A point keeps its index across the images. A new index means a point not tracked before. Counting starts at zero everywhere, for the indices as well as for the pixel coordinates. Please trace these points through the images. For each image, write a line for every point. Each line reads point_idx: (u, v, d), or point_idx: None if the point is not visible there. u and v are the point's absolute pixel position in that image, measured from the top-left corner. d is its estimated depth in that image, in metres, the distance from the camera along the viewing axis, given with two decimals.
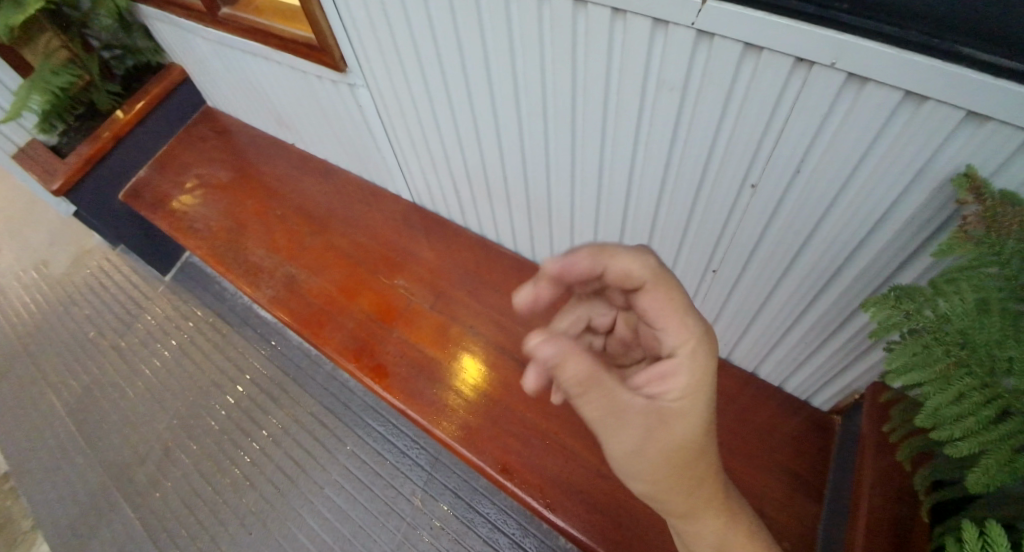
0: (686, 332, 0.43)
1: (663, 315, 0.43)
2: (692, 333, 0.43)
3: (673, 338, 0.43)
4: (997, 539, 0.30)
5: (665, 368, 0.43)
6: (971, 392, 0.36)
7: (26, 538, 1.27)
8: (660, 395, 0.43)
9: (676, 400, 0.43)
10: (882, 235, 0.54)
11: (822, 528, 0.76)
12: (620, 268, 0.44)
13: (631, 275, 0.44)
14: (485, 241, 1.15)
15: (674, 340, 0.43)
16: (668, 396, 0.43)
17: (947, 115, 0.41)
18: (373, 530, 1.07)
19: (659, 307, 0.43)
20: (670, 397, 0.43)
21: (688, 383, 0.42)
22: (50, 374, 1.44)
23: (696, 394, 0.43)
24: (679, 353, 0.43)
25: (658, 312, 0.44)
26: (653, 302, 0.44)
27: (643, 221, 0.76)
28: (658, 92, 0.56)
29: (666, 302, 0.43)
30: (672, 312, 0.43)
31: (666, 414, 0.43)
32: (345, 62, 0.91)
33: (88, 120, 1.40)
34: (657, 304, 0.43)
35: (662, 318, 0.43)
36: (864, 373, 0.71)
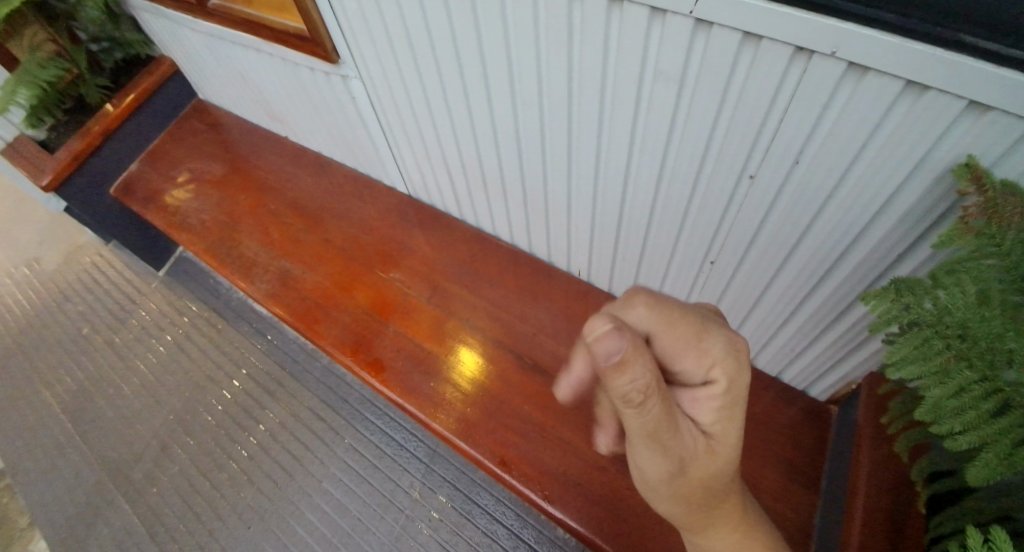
0: (710, 359, 0.40)
1: (681, 350, 0.40)
2: (716, 358, 0.40)
3: (695, 370, 0.41)
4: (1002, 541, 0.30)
5: (701, 396, 0.41)
6: (971, 386, 0.36)
7: (24, 535, 1.27)
8: (698, 421, 0.42)
9: (716, 423, 0.42)
10: (880, 226, 0.53)
11: (818, 517, 0.77)
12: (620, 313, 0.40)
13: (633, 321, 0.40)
14: (481, 233, 1.14)
15: (699, 371, 0.41)
16: (705, 421, 0.42)
17: (948, 104, 0.41)
18: (372, 524, 1.07)
19: (674, 342, 0.40)
20: (708, 421, 0.42)
21: (724, 407, 0.41)
22: (44, 372, 1.43)
23: (731, 413, 0.42)
24: (713, 381, 0.40)
25: (677, 347, 0.40)
26: (668, 340, 0.40)
27: (640, 213, 0.76)
28: (656, 82, 0.55)
29: (683, 336, 0.40)
30: (691, 344, 0.40)
31: (710, 441, 0.42)
32: (338, 53, 0.90)
33: (76, 114, 1.38)
34: (671, 339, 0.40)
35: (680, 353, 0.40)
36: (860, 363, 0.71)
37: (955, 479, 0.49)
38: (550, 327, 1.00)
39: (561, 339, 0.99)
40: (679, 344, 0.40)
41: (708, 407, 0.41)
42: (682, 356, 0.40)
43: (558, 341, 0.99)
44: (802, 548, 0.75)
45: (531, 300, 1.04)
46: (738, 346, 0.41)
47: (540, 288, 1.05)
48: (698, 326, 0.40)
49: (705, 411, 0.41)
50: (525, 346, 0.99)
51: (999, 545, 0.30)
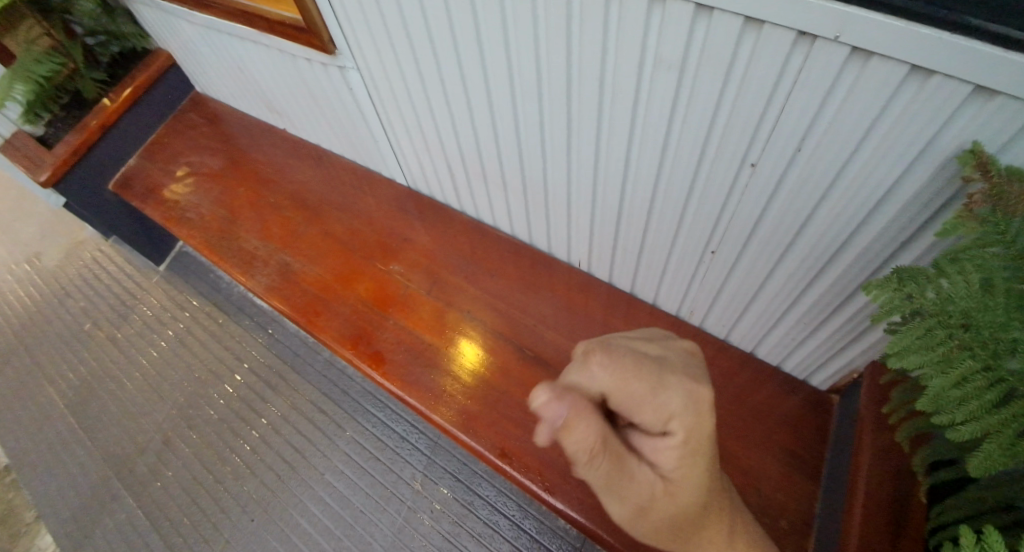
0: (669, 410, 0.36)
1: (637, 404, 0.36)
2: (676, 410, 0.36)
3: (651, 422, 0.37)
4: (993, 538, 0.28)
5: (661, 445, 0.38)
6: (974, 376, 0.36)
7: (31, 530, 1.28)
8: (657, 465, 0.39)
9: (677, 471, 0.38)
10: (883, 215, 0.53)
11: (818, 506, 0.77)
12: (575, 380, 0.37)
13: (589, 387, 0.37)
14: (481, 225, 1.14)
15: (656, 422, 0.37)
16: (667, 466, 0.38)
17: (953, 90, 0.40)
18: (374, 515, 1.08)
19: (626, 401, 0.36)
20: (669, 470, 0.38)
21: (685, 457, 0.38)
22: (47, 367, 1.44)
23: (694, 460, 0.38)
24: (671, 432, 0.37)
25: (634, 404, 0.36)
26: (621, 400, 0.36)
27: (641, 203, 0.75)
28: (656, 70, 0.55)
29: (637, 394, 0.36)
30: (646, 397, 0.36)
31: (671, 484, 0.39)
32: (335, 44, 0.89)
33: (74, 109, 1.37)
34: (624, 395, 0.36)
35: (638, 408, 0.36)
36: (862, 353, 0.71)
37: (956, 469, 0.49)
38: (550, 318, 1.00)
39: (562, 330, 0.99)
40: (633, 398, 0.36)
41: (668, 454, 0.38)
42: (639, 409, 0.36)
43: (559, 332, 0.98)
44: (802, 537, 0.76)
45: (530, 292, 1.04)
46: (698, 399, 0.37)
47: (540, 280, 1.05)
48: (653, 379, 0.36)
49: (667, 460, 0.38)
50: (525, 338, 0.99)
51: (992, 544, 0.28)
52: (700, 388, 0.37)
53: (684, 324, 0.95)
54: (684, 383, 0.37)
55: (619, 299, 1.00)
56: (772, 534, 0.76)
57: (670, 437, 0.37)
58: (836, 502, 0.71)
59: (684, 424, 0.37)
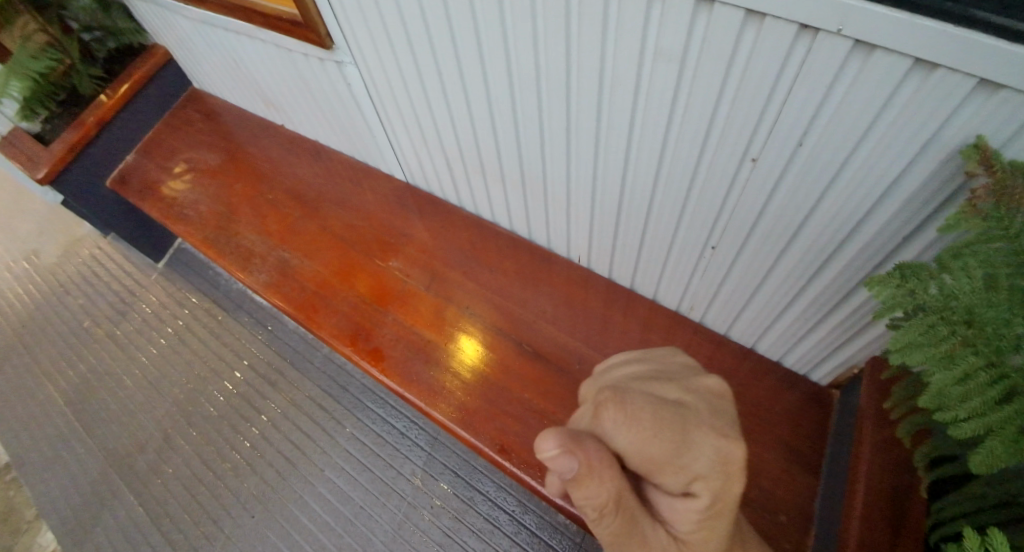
0: (693, 470, 0.39)
1: (662, 464, 0.38)
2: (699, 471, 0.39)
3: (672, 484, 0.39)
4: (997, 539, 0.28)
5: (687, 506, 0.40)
6: (976, 372, 0.35)
7: (32, 527, 1.28)
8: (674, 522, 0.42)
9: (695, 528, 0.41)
10: (886, 209, 0.53)
11: (818, 500, 0.77)
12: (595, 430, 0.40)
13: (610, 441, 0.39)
14: (480, 220, 1.13)
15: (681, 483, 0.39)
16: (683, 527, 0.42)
17: (958, 83, 0.39)
18: (374, 510, 1.08)
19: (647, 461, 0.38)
20: (686, 526, 0.41)
21: (703, 518, 0.40)
22: (46, 365, 1.44)
23: (713, 522, 0.41)
24: (696, 492, 0.39)
25: (654, 464, 0.38)
26: (642, 460, 0.38)
27: (641, 198, 0.75)
28: (656, 63, 0.54)
29: (658, 455, 0.38)
30: (672, 462, 0.38)
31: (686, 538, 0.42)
32: (332, 38, 0.88)
33: (70, 106, 1.36)
34: (645, 456, 0.38)
35: (660, 470, 0.39)
36: (862, 347, 0.71)
37: (957, 465, 0.49)
38: (550, 313, 1.00)
39: (562, 325, 0.98)
40: (662, 452, 0.38)
41: (684, 516, 0.41)
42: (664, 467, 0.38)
43: (559, 328, 0.98)
44: (802, 532, 0.76)
45: (529, 287, 1.03)
46: (724, 458, 0.39)
47: (539, 275, 1.05)
48: (678, 440, 0.38)
49: (686, 519, 0.41)
50: (525, 334, 0.98)
51: (997, 546, 0.27)
52: (729, 448, 0.39)
53: (684, 319, 0.95)
54: (716, 444, 0.39)
55: (619, 294, 1.00)
56: (771, 529, 0.76)
57: (693, 499, 0.40)
58: (836, 497, 0.71)
59: (707, 481, 0.39)
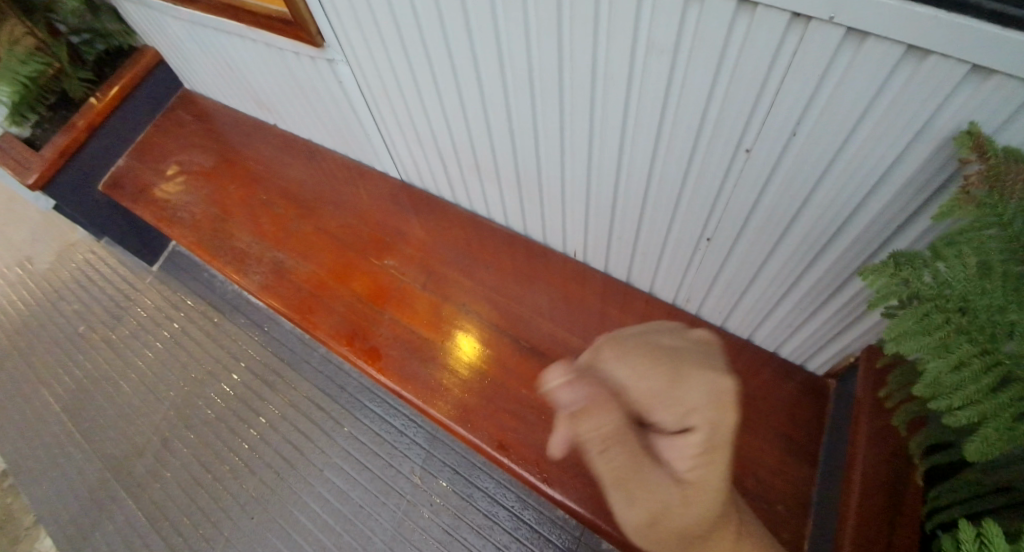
0: (691, 406, 0.34)
1: (652, 388, 0.34)
2: (691, 397, 0.34)
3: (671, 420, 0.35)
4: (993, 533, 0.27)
5: (682, 443, 0.35)
6: (970, 359, 0.35)
7: (31, 534, 1.28)
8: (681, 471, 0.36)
9: (694, 469, 0.36)
10: (880, 198, 0.52)
11: (816, 490, 0.77)
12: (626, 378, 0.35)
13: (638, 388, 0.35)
14: (476, 217, 1.13)
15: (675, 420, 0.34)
16: (688, 471, 0.36)
17: (951, 69, 0.39)
18: (374, 509, 1.08)
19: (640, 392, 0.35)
20: (690, 470, 0.36)
21: (706, 456, 0.35)
22: (42, 371, 1.43)
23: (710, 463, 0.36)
24: (692, 428, 0.34)
25: (655, 394, 0.34)
26: (637, 391, 0.35)
27: (635, 191, 0.75)
28: (649, 54, 0.54)
29: (659, 382, 0.34)
30: (664, 384, 0.34)
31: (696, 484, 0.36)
32: (322, 36, 0.87)
33: (60, 109, 1.35)
34: (638, 384, 0.35)
35: (653, 400, 0.34)
36: (859, 337, 0.71)
37: (952, 453, 0.49)
38: (547, 309, 1.00)
39: (559, 321, 0.98)
40: (660, 379, 0.34)
41: (686, 454, 0.35)
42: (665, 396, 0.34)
43: (556, 324, 0.98)
44: (801, 521, 0.76)
45: (524, 282, 1.03)
46: (720, 392, 0.35)
47: (535, 270, 1.04)
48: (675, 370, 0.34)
49: (690, 461, 0.35)
50: (522, 330, 0.98)
51: (992, 540, 0.27)
52: (720, 379, 0.35)
53: (681, 312, 0.95)
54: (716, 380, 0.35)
55: (616, 288, 1.00)
56: (770, 519, 0.76)
57: (691, 436, 0.35)
58: (833, 486, 0.71)
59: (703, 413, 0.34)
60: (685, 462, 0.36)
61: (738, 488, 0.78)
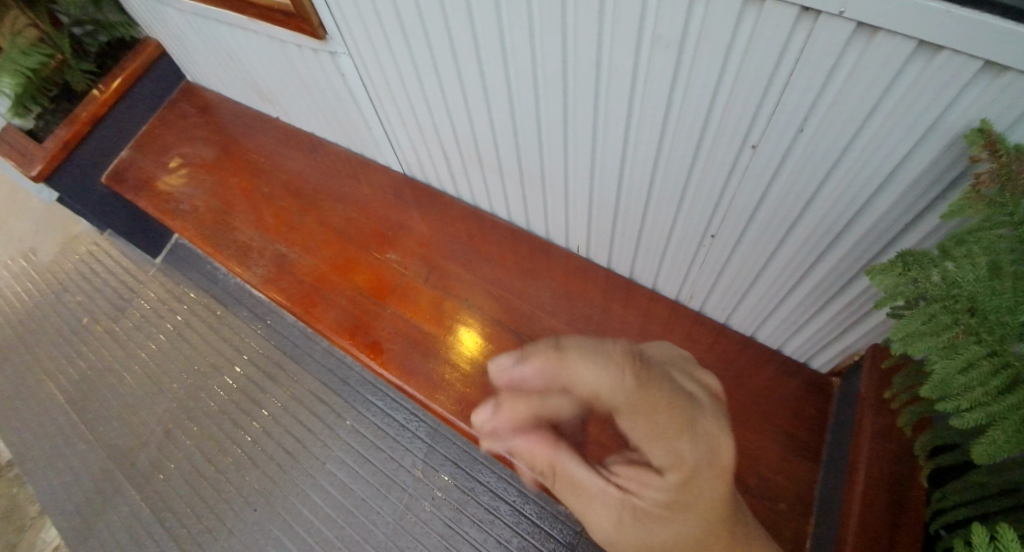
0: (681, 455, 0.42)
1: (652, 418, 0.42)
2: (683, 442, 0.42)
3: (661, 461, 0.43)
4: (1007, 535, 0.27)
5: (656, 481, 0.43)
6: (980, 361, 0.35)
7: (37, 523, 1.29)
8: (636, 492, 0.46)
9: (665, 505, 0.44)
10: (888, 195, 0.52)
11: (818, 487, 0.77)
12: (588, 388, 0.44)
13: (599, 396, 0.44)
14: (478, 211, 1.12)
15: (661, 462, 0.43)
16: (648, 498, 0.45)
17: (962, 65, 0.38)
18: (376, 502, 1.09)
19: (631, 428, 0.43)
20: (656, 501, 0.44)
21: (672, 496, 0.44)
22: (46, 363, 1.44)
23: (683, 504, 0.44)
24: (667, 473, 0.43)
25: (649, 432, 0.42)
26: (631, 415, 0.42)
27: (639, 186, 0.74)
28: (654, 48, 0.53)
29: (661, 425, 0.42)
30: (661, 419, 0.42)
31: (656, 513, 0.45)
32: (324, 29, 0.87)
33: (63, 101, 1.35)
34: (635, 415, 0.42)
35: (651, 432, 0.42)
36: (863, 335, 0.70)
37: (957, 454, 0.49)
38: (549, 304, 0.99)
39: (562, 316, 0.98)
40: (665, 424, 0.43)
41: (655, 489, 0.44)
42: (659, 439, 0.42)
43: (558, 319, 0.98)
44: (802, 519, 0.76)
45: (526, 277, 1.03)
46: (712, 447, 0.43)
47: (537, 265, 1.04)
48: (678, 417, 0.43)
49: (652, 495, 0.44)
50: (524, 325, 0.98)
51: (1006, 543, 0.27)
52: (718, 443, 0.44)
53: (684, 308, 0.95)
54: (708, 435, 0.44)
55: (618, 284, 0.99)
56: (772, 517, 0.76)
57: (662, 476, 0.43)
58: (836, 484, 0.71)
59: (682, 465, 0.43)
60: (649, 492, 0.44)
61: (739, 485, 0.78)
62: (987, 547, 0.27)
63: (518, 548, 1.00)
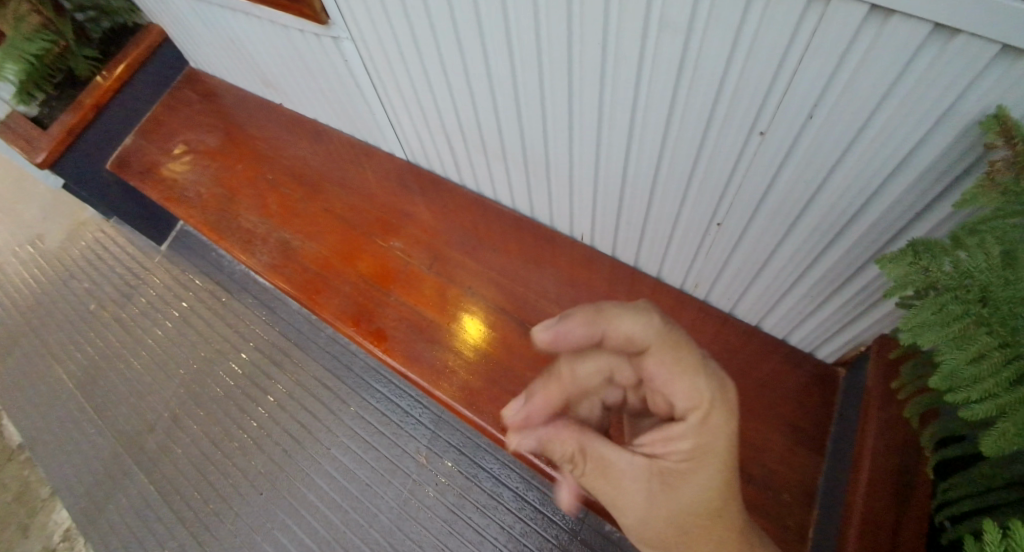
0: (692, 396, 0.47)
1: (669, 384, 0.48)
2: (701, 394, 0.47)
3: (682, 403, 0.48)
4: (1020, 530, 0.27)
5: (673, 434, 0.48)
6: (990, 352, 0.34)
7: (48, 504, 1.32)
8: (663, 455, 0.50)
9: (679, 463, 0.49)
10: (899, 183, 0.51)
11: (822, 478, 0.77)
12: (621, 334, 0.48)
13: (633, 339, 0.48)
14: (483, 199, 1.12)
15: (684, 405, 0.48)
16: (671, 457, 0.49)
17: (977, 50, 0.38)
18: (380, 488, 1.10)
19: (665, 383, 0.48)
20: (673, 459, 0.49)
21: (692, 448, 0.48)
22: (54, 348, 1.45)
23: (705, 451, 0.48)
24: (690, 418, 0.47)
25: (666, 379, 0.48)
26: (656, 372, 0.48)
27: (645, 172, 0.73)
28: (662, 33, 0.52)
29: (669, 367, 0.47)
30: (678, 380, 0.47)
31: (668, 476, 0.49)
32: (327, 14, 0.86)
33: (67, 88, 1.34)
34: (660, 374, 0.48)
35: (671, 384, 0.48)
36: (871, 326, 0.69)
37: (965, 445, 0.49)
38: (553, 292, 0.99)
39: (566, 304, 0.98)
40: (668, 372, 0.48)
41: (682, 441, 0.48)
42: (672, 385, 0.48)
43: (562, 308, 0.97)
44: (805, 508, 0.76)
45: (532, 265, 1.03)
46: (722, 381, 0.48)
47: (542, 253, 1.04)
48: (687, 367, 0.47)
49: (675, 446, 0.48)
50: (528, 313, 0.98)
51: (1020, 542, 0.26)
52: (719, 377, 0.48)
53: (690, 298, 0.94)
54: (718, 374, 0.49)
55: (623, 273, 0.99)
56: (774, 506, 0.77)
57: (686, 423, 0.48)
58: (841, 475, 0.71)
59: (692, 424, 0.47)
60: (671, 446, 0.49)
61: (741, 474, 0.79)
62: (999, 544, 0.28)
63: (521, 533, 1.01)
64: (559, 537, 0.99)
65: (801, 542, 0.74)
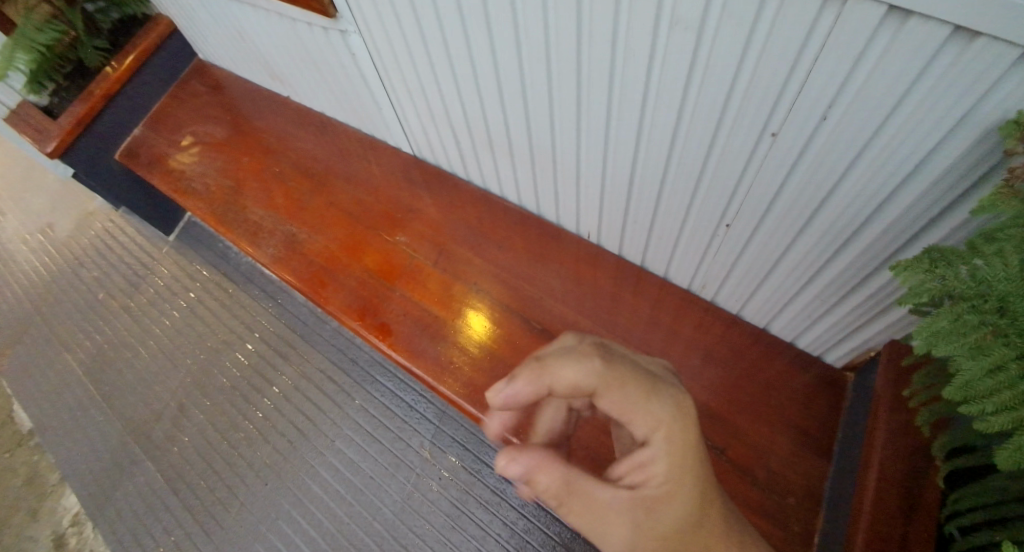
0: (655, 415, 0.43)
1: (624, 409, 0.43)
2: (658, 419, 0.43)
3: (643, 428, 0.43)
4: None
5: (643, 457, 0.43)
6: (1007, 364, 0.33)
7: (57, 490, 1.34)
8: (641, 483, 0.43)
9: (660, 486, 0.42)
10: (914, 187, 0.50)
11: (827, 482, 0.77)
12: (566, 381, 0.44)
13: (578, 386, 0.44)
14: (489, 195, 1.11)
15: (645, 428, 0.43)
16: (651, 483, 0.42)
17: (998, 53, 0.37)
18: (384, 481, 1.11)
19: (619, 406, 0.43)
20: (653, 484, 0.42)
21: (668, 468, 0.42)
22: (64, 336, 1.47)
23: (680, 468, 0.42)
24: (655, 440, 0.42)
25: (620, 409, 0.44)
26: (608, 404, 0.44)
27: (654, 170, 0.72)
28: (673, 30, 0.51)
29: (628, 396, 0.43)
30: (632, 404, 0.43)
31: (651, 503, 0.42)
32: (335, 6, 0.85)
33: (77, 78, 1.34)
34: (613, 399, 0.43)
35: (626, 412, 0.43)
36: (881, 330, 0.69)
37: (976, 455, 0.48)
38: (558, 290, 0.99)
39: (571, 302, 0.98)
40: (623, 398, 0.43)
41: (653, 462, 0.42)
42: (626, 413, 0.43)
43: (568, 306, 0.97)
44: (810, 512, 0.76)
45: (537, 262, 1.02)
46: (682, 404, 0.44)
47: (547, 249, 1.03)
48: (645, 386, 0.44)
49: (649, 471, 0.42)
50: (532, 311, 0.98)
51: None
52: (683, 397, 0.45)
53: (696, 298, 0.94)
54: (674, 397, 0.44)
55: (629, 271, 0.98)
56: (778, 509, 0.77)
57: (650, 446, 0.43)
58: (848, 480, 0.70)
59: (660, 443, 0.42)
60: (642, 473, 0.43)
61: (746, 476, 0.79)
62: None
63: (524, 529, 1.01)
64: (561, 535, 0.99)
65: (805, 546, 0.74)
